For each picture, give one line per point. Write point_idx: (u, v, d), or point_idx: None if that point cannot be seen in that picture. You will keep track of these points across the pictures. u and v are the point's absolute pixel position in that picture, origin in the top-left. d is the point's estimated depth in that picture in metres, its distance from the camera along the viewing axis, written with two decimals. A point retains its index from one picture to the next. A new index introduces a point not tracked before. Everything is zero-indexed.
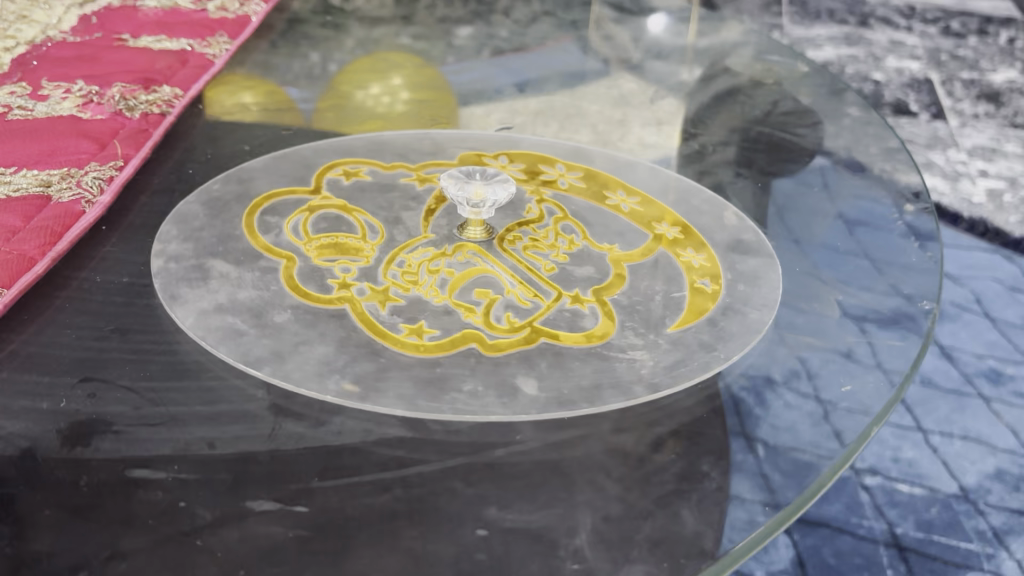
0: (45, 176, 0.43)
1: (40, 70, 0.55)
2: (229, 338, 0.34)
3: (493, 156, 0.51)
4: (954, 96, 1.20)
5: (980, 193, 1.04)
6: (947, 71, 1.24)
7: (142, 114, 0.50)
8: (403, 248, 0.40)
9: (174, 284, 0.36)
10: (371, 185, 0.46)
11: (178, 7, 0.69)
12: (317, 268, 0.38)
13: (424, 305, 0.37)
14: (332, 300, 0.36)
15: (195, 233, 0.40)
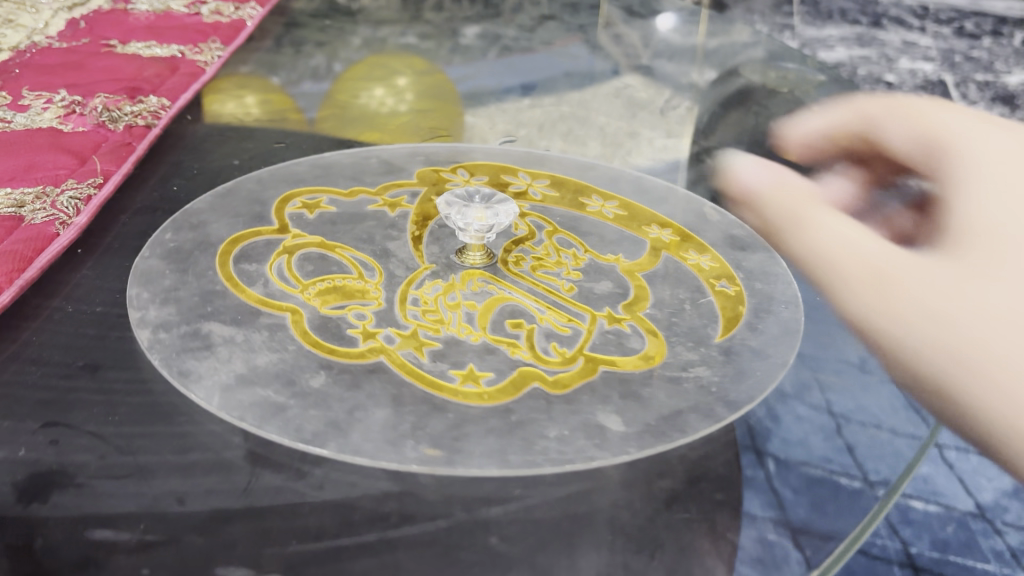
0: (18, 195, 0.41)
1: (22, 78, 0.52)
2: (274, 414, 0.29)
3: (452, 170, 0.48)
4: (969, 97, 1.16)
5: None
6: (961, 72, 1.23)
7: (126, 127, 0.48)
8: (409, 284, 0.38)
9: (176, 357, 0.32)
10: (343, 215, 0.42)
11: (171, 10, 0.67)
12: (328, 319, 0.35)
13: (463, 347, 0.34)
14: (361, 352, 0.33)
15: (172, 293, 0.35)
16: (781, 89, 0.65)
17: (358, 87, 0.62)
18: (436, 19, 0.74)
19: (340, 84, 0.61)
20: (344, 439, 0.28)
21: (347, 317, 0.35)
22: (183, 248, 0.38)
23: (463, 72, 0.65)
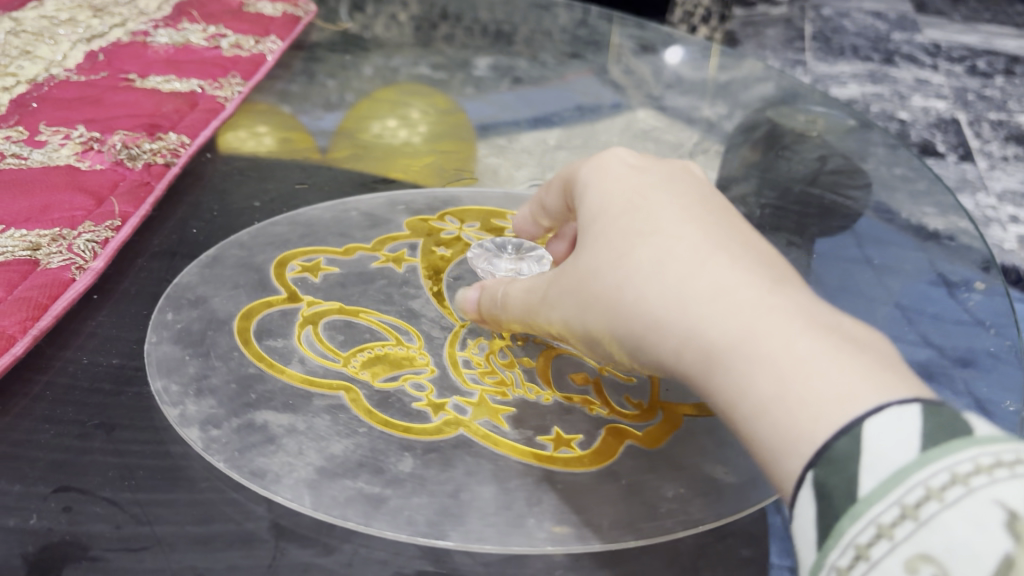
0: (33, 238, 0.39)
1: (40, 113, 0.51)
2: (373, 507, 0.28)
3: (440, 219, 0.46)
4: (982, 138, 1.18)
5: (1011, 239, 0.97)
6: (974, 112, 1.24)
7: (145, 165, 0.46)
8: (453, 346, 0.36)
9: (243, 453, 0.29)
10: (348, 275, 0.40)
11: (190, 43, 0.66)
12: (385, 394, 0.33)
13: (539, 409, 0.33)
14: (439, 427, 0.31)
15: (204, 382, 0.32)
16: (810, 133, 0.64)
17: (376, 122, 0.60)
18: (453, 47, 0.73)
19: (353, 118, 0.60)
20: (462, 525, 0.27)
21: (403, 389, 0.33)
22: (193, 330, 0.35)
23: (485, 108, 0.64)
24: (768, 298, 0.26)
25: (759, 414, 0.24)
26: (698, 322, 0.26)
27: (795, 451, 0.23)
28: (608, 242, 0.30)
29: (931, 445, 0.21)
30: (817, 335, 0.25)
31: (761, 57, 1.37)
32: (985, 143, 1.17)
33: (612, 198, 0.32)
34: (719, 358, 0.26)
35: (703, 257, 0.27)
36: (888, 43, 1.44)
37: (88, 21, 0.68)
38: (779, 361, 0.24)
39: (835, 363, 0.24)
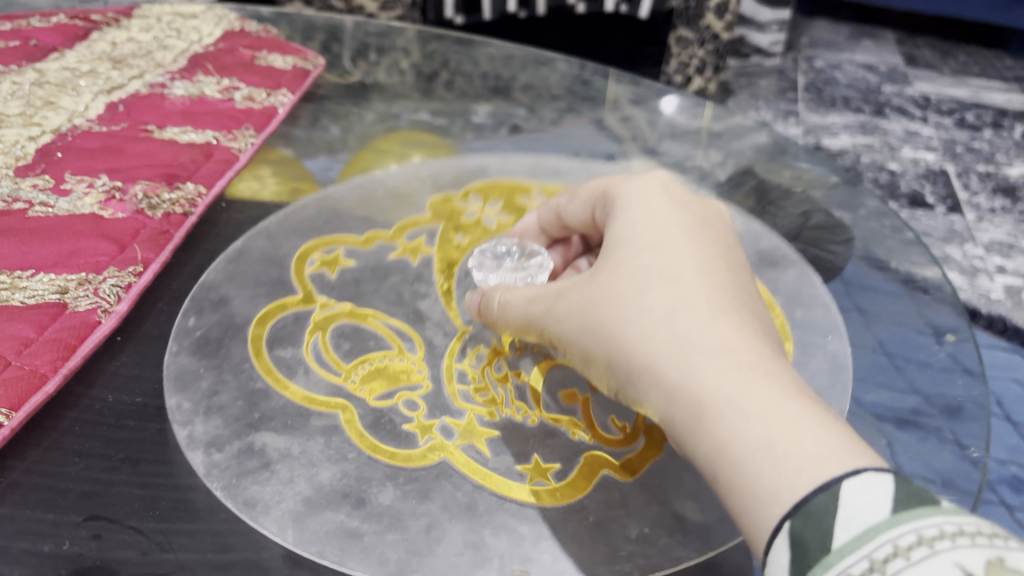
0: (61, 281, 0.41)
1: (64, 162, 0.54)
2: (348, 543, 0.31)
3: (462, 198, 0.52)
4: (970, 189, 1.21)
5: (999, 289, 1.00)
6: (962, 164, 1.28)
7: (164, 215, 0.49)
8: (452, 357, 0.41)
9: (238, 480, 0.32)
10: (363, 271, 0.46)
11: (205, 95, 0.69)
12: (379, 416, 0.37)
13: (523, 432, 0.37)
14: (423, 454, 0.35)
15: (213, 399, 0.36)
16: (795, 188, 0.67)
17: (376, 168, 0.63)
18: (453, 95, 0.77)
19: (356, 163, 0.64)
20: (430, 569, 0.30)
21: (397, 407, 0.37)
22: (211, 338, 0.40)
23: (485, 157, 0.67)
24: (762, 368, 0.31)
25: (735, 452, 0.29)
26: (695, 373, 0.32)
27: (775, 498, 0.28)
28: (630, 290, 0.35)
29: (901, 510, 0.25)
30: (801, 406, 0.29)
31: (753, 106, 1.42)
32: (973, 194, 1.20)
33: (641, 249, 0.37)
34: (710, 403, 0.31)
35: (712, 321, 0.33)
36: (879, 95, 1.48)
37: (108, 73, 0.71)
38: (766, 418, 0.29)
39: (811, 432, 0.29)
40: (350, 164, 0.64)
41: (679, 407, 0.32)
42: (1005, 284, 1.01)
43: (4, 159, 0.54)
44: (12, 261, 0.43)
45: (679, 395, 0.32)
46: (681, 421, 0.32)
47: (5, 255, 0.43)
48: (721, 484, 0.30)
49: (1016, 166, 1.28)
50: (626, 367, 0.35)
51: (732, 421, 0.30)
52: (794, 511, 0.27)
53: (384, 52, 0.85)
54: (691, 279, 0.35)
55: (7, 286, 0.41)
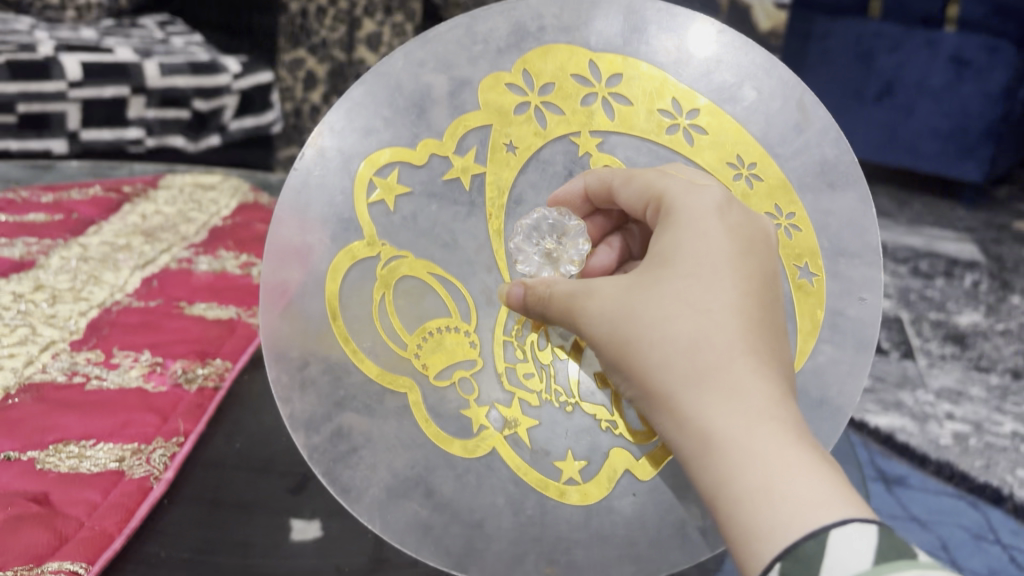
0: (119, 450, 0.52)
1: (112, 337, 0.65)
2: (425, 535, 0.45)
3: (513, 80, 0.51)
4: (923, 336, 1.42)
5: (948, 433, 1.13)
6: (915, 310, 1.50)
7: (198, 388, 0.59)
8: (500, 329, 0.51)
9: (335, 467, 0.45)
10: (415, 196, 0.50)
11: (226, 270, 0.80)
12: (438, 398, 0.48)
13: (552, 422, 0.49)
14: (472, 444, 0.47)
15: (308, 375, 0.46)
16: None
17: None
18: None
19: None
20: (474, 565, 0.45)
21: (455, 388, 0.49)
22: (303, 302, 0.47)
23: None
24: (773, 415, 0.34)
25: (736, 492, 0.33)
26: (709, 407, 0.34)
27: (767, 538, 0.31)
28: (660, 318, 0.37)
29: (881, 563, 0.29)
30: (804, 456, 0.32)
31: None
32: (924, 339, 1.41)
33: (677, 274, 0.38)
34: (722, 442, 0.34)
35: (735, 357, 0.35)
36: None
37: (142, 247, 0.82)
38: (768, 464, 0.32)
39: (803, 482, 0.32)
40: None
41: (692, 436, 0.35)
42: (952, 429, 1.14)
43: (59, 333, 0.64)
44: (76, 431, 0.53)
45: (692, 420, 0.35)
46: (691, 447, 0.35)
47: (71, 426, 0.53)
48: (722, 511, 0.34)
49: (965, 313, 1.51)
50: (648, 388, 0.37)
51: (738, 463, 0.33)
52: (785, 554, 0.30)
53: None
54: (721, 314, 0.36)
55: (76, 455, 0.51)
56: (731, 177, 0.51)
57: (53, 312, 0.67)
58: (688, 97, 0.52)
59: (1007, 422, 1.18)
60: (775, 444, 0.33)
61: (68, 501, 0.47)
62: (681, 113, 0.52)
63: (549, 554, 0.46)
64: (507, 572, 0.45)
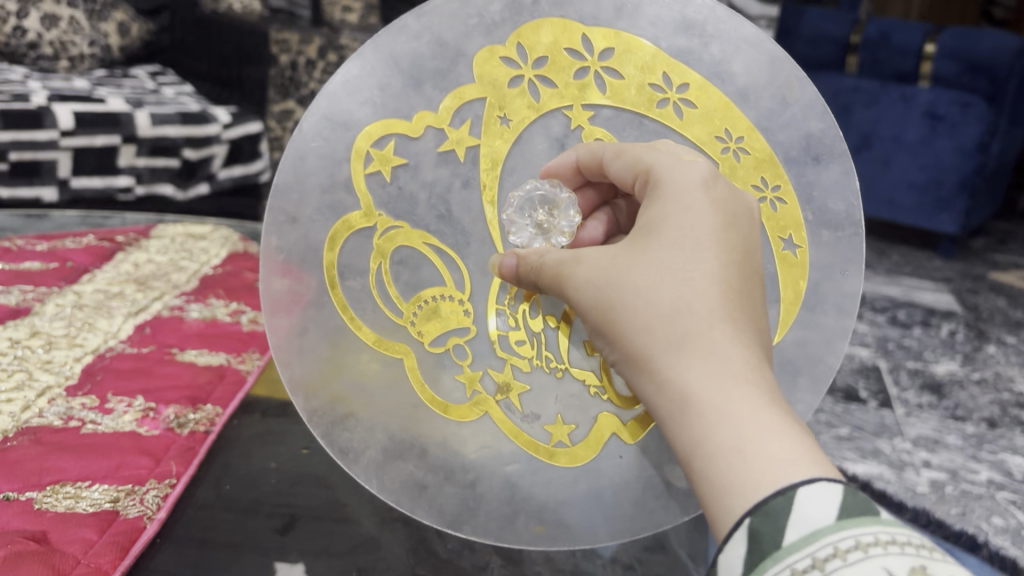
0: (114, 491, 0.54)
1: (106, 382, 0.68)
2: (421, 494, 0.54)
3: (509, 55, 0.58)
4: (900, 385, 1.66)
5: (924, 482, 1.25)
6: (893, 360, 1.78)
7: (190, 431, 0.62)
8: (493, 297, 0.60)
9: (333, 429, 0.54)
10: (411, 166, 0.58)
11: (217, 317, 0.82)
12: (437, 359, 0.58)
13: (538, 386, 0.59)
14: (468, 409, 0.57)
15: (306, 342, 0.54)
16: None
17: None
18: None
19: None
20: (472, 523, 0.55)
21: (450, 354, 0.58)
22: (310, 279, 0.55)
23: None
24: (745, 378, 0.39)
25: (708, 445, 0.38)
26: (687, 369, 0.40)
27: (741, 495, 0.36)
28: (648, 286, 0.43)
29: (843, 518, 0.33)
30: (771, 416, 0.38)
31: None
32: (903, 390, 1.63)
33: (663, 246, 0.44)
34: (700, 399, 0.39)
35: (712, 324, 0.41)
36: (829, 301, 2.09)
37: (135, 295, 0.84)
38: (739, 422, 0.38)
39: (772, 442, 0.37)
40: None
41: (672, 395, 0.41)
42: (928, 478, 1.26)
43: (56, 378, 0.67)
44: (74, 473, 0.56)
45: (672, 380, 0.41)
46: (668, 405, 0.41)
47: (68, 468, 0.56)
48: (695, 465, 0.39)
49: (941, 365, 1.79)
50: (634, 348, 0.43)
51: (711, 420, 0.38)
52: (755, 511, 0.35)
53: None
54: (703, 283, 0.42)
55: (72, 495, 0.54)
56: (721, 149, 0.59)
57: (49, 357, 0.70)
58: (678, 73, 0.59)
59: (980, 470, 1.33)
60: (744, 405, 0.38)
61: (65, 540, 0.50)
62: (670, 87, 0.60)
63: (539, 516, 0.55)
64: (499, 530, 0.55)
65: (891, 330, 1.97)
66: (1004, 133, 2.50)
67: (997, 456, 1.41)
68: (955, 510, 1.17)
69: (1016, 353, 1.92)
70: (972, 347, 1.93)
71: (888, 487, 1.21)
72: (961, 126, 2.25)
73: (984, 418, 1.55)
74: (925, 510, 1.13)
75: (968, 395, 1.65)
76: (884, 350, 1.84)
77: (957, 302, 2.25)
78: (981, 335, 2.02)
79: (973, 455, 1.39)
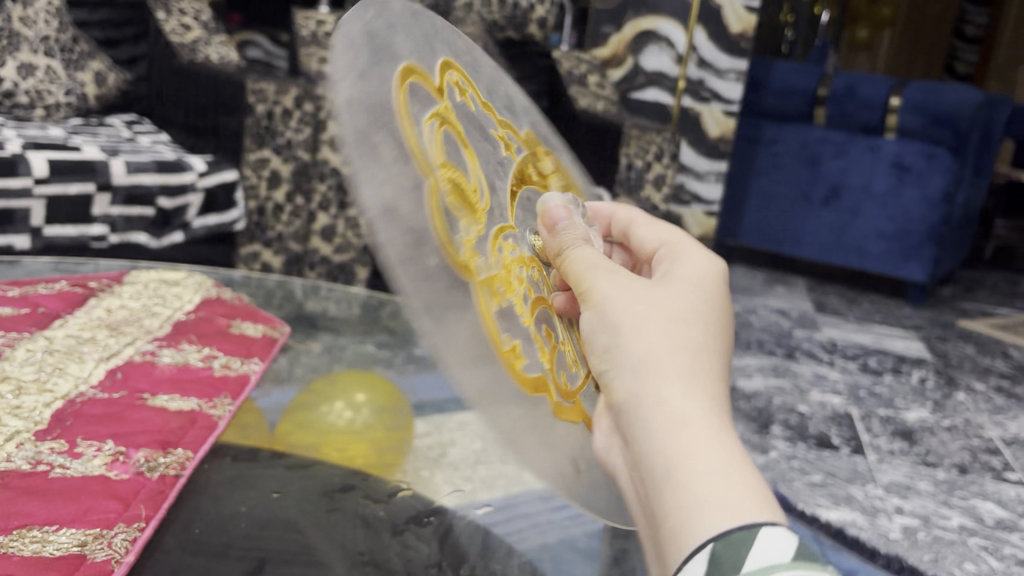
0: (81, 535, 0.54)
1: (76, 427, 0.68)
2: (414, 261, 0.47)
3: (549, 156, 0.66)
4: (872, 431, 1.67)
5: (897, 527, 1.25)
6: (865, 407, 1.80)
7: (160, 475, 0.62)
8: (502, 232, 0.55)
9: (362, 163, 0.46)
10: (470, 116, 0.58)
11: (189, 362, 0.83)
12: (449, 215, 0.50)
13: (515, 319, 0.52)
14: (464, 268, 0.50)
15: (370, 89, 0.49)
16: None
17: (329, 398, 0.80)
18: (393, 359, 0.94)
19: (305, 400, 0.80)
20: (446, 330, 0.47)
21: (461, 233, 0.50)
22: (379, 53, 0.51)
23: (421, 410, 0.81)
24: (731, 430, 0.42)
25: (692, 464, 0.40)
26: (688, 399, 0.43)
27: (712, 509, 0.38)
28: (673, 322, 0.47)
29: (799, 556, 0.34)
30: (750, 465, 0.40)
31: None
32: (875, 437, 1.64)
33: (686, 303, 0.48)
34: (700, 425, 0.41)
35: (713, 378, 0.44)
36: (794, 351, 2.12)
37: (107, 340, 0.84)
38: (725, 457, 0.40)
39: (752, 481, 0.39)
40: (285, 419, 0.77)
41: (662, 412, 0.42)
42: (901, 524, 1.26)
43: (25, 423, 0.66)
44: (43, 516, 0.55)
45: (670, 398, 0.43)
46: (659, 417, 0.42)
47: (35, 512, 0.56)
48: (665, 478, 0.40)
49: (911, 411, 1.81)
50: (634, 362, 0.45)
51: (700, 444, 0.40)
52: (719, 537, 0.36)
53: (331, 329, 1.02)
54: (711, 347, 0.46)
55: (39, 540, 0.53)
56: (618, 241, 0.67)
57: (18, 403, 0.69)
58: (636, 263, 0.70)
59: (951, 516, 1.34)
60: (729, 446, 0.41)
61: None
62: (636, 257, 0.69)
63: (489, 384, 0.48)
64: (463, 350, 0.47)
65: (862, 377, 1.99)
66: (967, 184, 2.57)
67: (969, 501, 1.42)
68: (928, 556, 1.18)
69: (986, 400, 1.95)
70: (942, 394, 1.95)
71: (861, 532, 1.22)
72: (927, 176, 2.49)
73: (954, 465, 1.56)
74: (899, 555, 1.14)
75: (938, 441, 1.67)
76: (855, 397, 1.86)
77: (927, 349, 2.28)
78: (950, 382, 2.05)
79: (945, 500, 1.41)
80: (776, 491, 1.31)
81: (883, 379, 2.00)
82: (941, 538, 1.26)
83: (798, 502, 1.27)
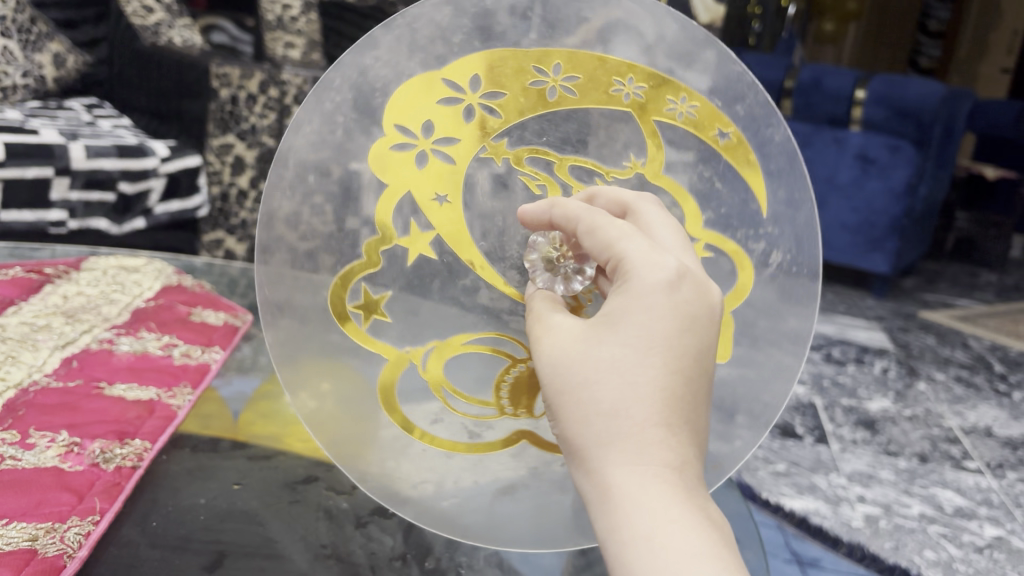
0: (32, 529, 0.53)
1: (29, 417, 0.66)
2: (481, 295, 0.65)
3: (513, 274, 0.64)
4: (836, 421, 1.69)
5: (859, 516, 1.27)
6: (829, 397, 1.82)
7: (116, 467, 0.61)
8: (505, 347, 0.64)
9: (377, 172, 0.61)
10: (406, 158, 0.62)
11: (147, 351, 0.81)
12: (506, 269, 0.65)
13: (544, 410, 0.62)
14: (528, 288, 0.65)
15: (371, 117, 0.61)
16: None
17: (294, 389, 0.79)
18: None
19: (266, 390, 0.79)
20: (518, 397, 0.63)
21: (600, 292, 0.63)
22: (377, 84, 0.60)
23: None
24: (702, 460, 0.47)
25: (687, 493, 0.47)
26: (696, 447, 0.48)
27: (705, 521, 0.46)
28: (587, 386, 0.48)
29: None
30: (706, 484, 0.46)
31: None
32: (838, 426, 1.66)
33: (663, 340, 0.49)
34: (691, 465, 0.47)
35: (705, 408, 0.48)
36: None
37: (62, 328, 0.82)
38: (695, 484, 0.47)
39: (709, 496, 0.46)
40: (248, 409, 0.75)
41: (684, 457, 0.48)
42: (862, 513, 1.27)
43: None
44: None
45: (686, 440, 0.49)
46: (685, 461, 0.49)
47: None
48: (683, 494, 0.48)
49: (875, 401, 1.83)
50: (579, 443, 0.48)
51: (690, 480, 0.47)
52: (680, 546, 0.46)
53: None
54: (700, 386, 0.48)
55: None
56: (672, 115, 0.63)
57: None
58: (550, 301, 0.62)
59: (912, 504, 1.36)
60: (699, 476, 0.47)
61: None
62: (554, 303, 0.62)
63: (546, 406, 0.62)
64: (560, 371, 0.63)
65: (827, 368, 2.01)
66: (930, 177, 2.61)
67: (928, 490, 1.44)
68: (889, 544, 1.19)
69: (945, 390, 1.97)
70: (903, 384, 1.97)
71: (827, 521, 1.23)
72: (890, 168, 2.52)
73: (914, 454, 1.58)
74: (863, 543, 1.15)
75: (900, 430, 1.68)
76: (819, 387, 1.87)
77: (888, 340, 2.30)
78: (912, 372, 2.07)
79: (906, 489, 1.42)
80: (741, 479, 1.29)
81: (846, 368, 2.02)
82: (902, 526, 1.27)
83: (763, 489, 1.27)
